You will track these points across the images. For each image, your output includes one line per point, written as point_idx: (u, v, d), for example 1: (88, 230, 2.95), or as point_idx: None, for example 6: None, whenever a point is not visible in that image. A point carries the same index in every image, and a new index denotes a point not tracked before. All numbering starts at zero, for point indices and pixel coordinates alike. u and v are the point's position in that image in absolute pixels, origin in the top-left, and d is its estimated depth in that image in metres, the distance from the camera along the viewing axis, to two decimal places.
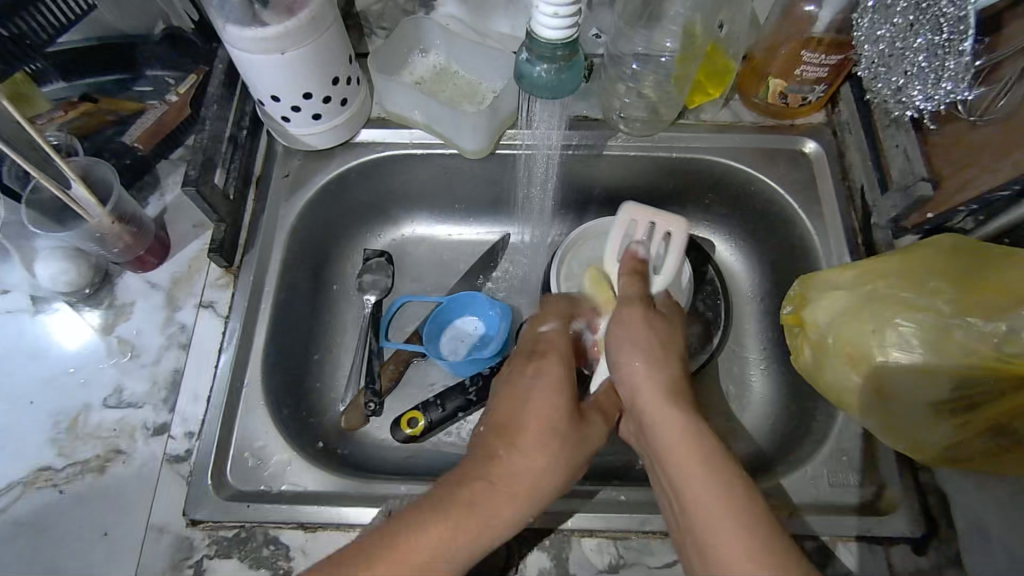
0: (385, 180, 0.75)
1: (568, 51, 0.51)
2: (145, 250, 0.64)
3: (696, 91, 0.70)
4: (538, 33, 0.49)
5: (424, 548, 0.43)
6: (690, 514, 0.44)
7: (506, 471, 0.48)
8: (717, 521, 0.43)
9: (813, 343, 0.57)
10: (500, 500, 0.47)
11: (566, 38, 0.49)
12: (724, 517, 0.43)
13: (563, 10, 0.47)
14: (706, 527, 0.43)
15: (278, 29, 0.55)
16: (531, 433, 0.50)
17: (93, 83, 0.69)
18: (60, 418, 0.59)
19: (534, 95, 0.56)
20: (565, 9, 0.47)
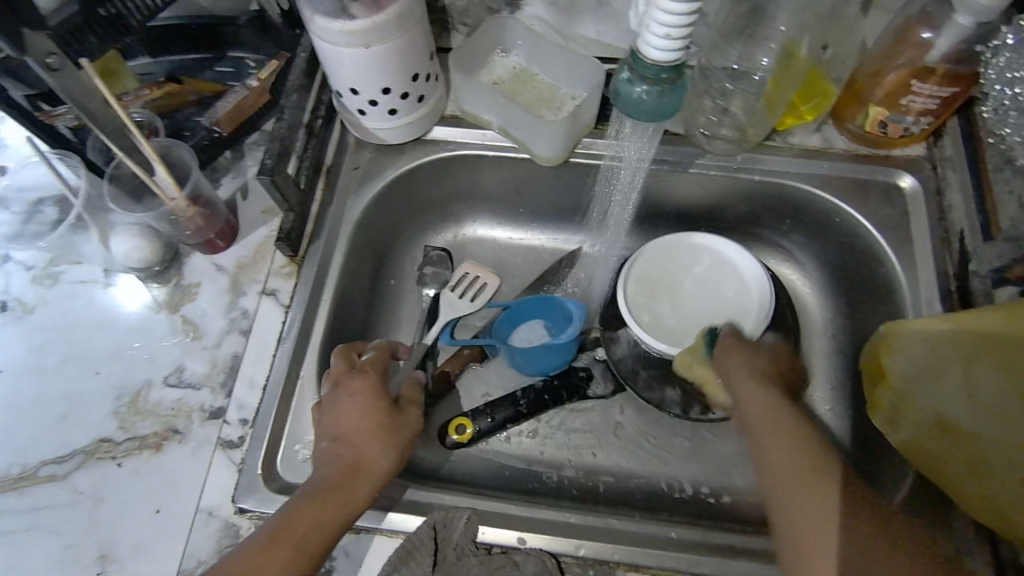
0: (452, 179, 0.74)
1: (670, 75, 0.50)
2: (215, 233, 0.64)
3: (789, 114, 0.66)
4: (644, 53, 0.47)
5: (300, 532, 0.47)
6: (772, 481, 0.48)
7: (367, 467, 0.52)
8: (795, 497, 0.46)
9: (895, 396, 0.54)
10: (355, 485, 0.51)
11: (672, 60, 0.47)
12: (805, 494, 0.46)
13: (675, 33, 0.44)
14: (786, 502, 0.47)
15: (366, 23, 0.54)
16: (364, 431, 0.54)
17: (177, 61, 0.71)
18: (123, 392, 0.60)
19: (630, 116, 0.55)
20: (677, 31, 0.44)
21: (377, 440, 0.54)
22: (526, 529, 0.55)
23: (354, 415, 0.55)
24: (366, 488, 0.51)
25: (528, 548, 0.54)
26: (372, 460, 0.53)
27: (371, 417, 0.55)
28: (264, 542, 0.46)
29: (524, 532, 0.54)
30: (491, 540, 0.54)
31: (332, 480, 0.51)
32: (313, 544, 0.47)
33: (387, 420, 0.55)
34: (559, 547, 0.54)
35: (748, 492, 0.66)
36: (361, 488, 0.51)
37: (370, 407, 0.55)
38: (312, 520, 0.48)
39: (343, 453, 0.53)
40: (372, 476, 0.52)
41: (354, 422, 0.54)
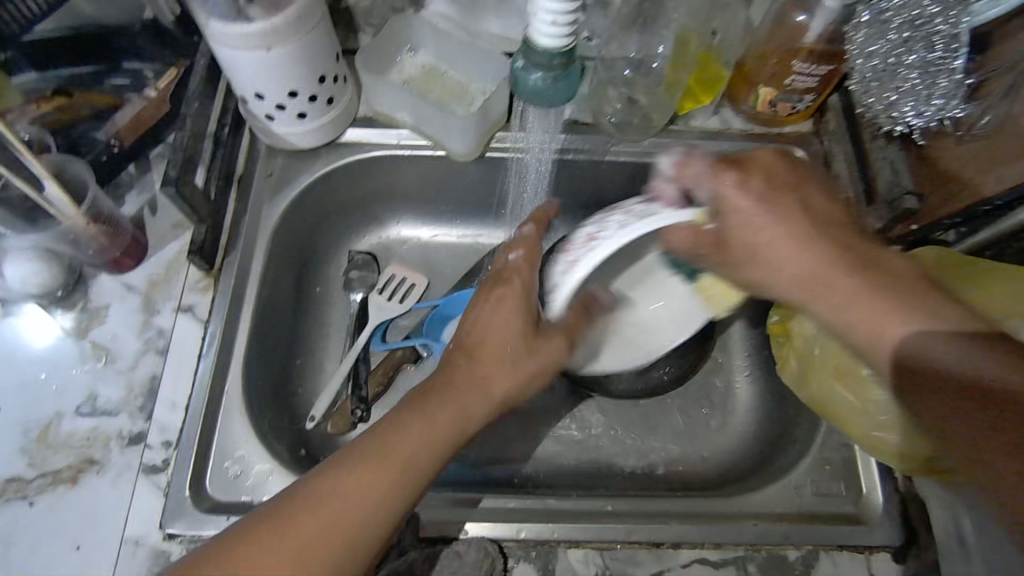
0: (370, 181, 0.74)
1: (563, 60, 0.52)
2: (121, 251, 0.61)
3: (687, 98, 0.70)
4: (534, 39, 0.49)
5: (385, 465, 0.44)
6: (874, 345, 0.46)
7: (471, 397, 0.49)
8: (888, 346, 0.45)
9: (801, 354, 0.59)
10: (468, 405, 0.49)
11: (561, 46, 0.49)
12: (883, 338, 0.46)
13: (561, 19, 0.47)
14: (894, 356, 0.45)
15: (264, 26, 0.54)
16: (497, 352, 0.51)
17: (65, 74, 0.67)
18: (30, 426, 0.57)
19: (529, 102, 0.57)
20: (563, 18, 0.47)
21: (506, 365, 0.51)
22: (467, 519, 0.55)
23: (497, 329, 0.51)
24: (484, 405, 0.50)
25: (469, 537, 0.54)
26: (474, 407, 0.49)
27: (503, 334, 0.51)
28: (369, 450, 0.44)
29: (465, 522, 0.55)
30: (433, 534, 0.54)
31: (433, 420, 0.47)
32: (414, 470, 0.45)
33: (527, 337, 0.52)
34: (501, 532, 0.54)
35: (680, 460, 0.69)
36: (478, 406, 0.49)
37: (513, 322, 0.52)
38: (423, 440, 0.46)
39: (450, 370, 0.51)
40: (491, 399, 0.50)
41: (489, 333, 0.51)
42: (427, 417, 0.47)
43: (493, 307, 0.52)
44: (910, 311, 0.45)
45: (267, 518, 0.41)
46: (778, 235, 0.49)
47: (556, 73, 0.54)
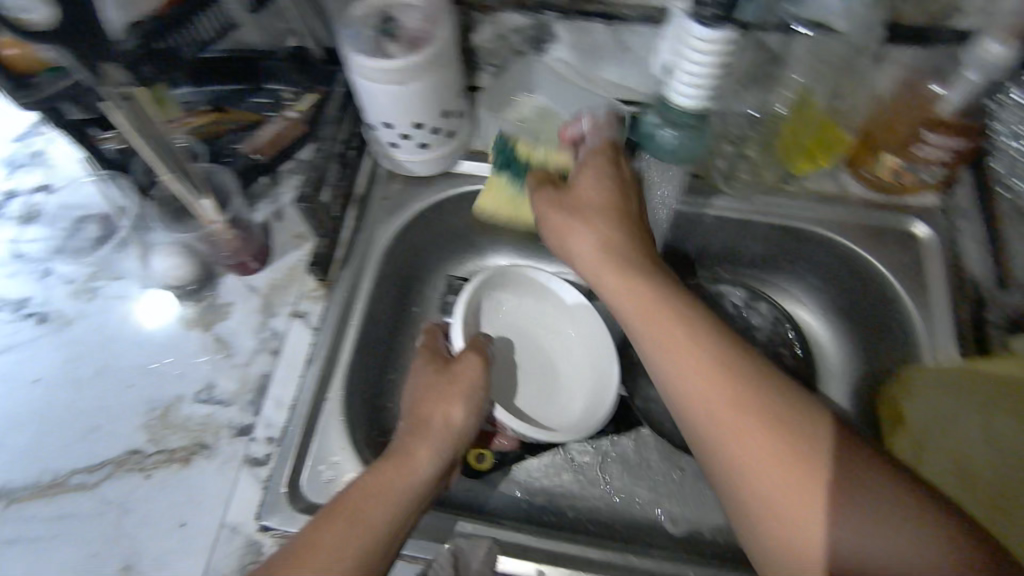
0: (477, 211, 0.77)
1: (692, 121, 0.63)
2: (250, 255, 0.67)
3: (806, 159, 0.68)
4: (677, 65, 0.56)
5: (336, 538, 0.47)
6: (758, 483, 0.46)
7: (418, 453, 0.55)
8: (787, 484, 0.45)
9: (914, 442, 0.58)
10: (405, 472, 0.53)
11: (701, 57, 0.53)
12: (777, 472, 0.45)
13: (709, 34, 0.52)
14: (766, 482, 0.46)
15: (402, 63, 0.58)
16: (437, 398, 0.59)
17: (215, 91, 0.74)
18: (154, 406, 0.62)
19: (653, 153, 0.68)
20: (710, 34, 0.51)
21: (452, 406, 0.59)
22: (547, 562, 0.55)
23: (423, 388, 0.60)
24: (430, 462, 0.55)
25: None
26: (419, 462, 0.54)
27: (431, 387, 0.60)
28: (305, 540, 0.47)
29: (543, 564, 0.55)
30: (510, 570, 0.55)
31: (380, 479, 0.52)
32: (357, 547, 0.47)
33: (443, 377, 0.60)
34: None
35: None
36: (420, 463, 0.54)
37: (431, 377, 0.61)
38: (365, 510, 0.49)
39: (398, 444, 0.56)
40: (434, 455, 0.55)
41: (430, 395, 0.59)
42: (372, 479, 0.51)
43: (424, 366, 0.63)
44: (780, 428, 0.46)
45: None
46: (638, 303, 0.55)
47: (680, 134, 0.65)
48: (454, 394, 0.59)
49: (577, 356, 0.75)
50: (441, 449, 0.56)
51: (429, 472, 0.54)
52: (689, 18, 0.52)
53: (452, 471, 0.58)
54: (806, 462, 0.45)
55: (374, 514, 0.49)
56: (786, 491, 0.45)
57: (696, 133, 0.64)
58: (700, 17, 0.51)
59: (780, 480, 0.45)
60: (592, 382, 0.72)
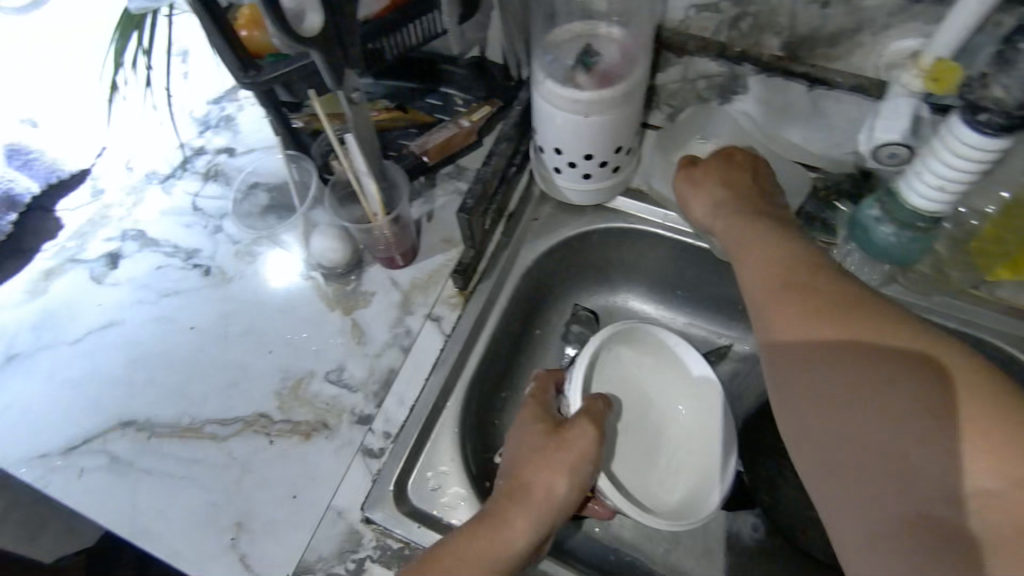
0: (620, 247, 0.75)
1: (921, 222, 0.58)
2: (400, 252, 0.69)
3: (1007, 267, 0.61)
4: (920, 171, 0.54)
5: None
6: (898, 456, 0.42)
7: (519, 519, 0.53)
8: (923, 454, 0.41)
9: None
10: (503, 537, 0.52)
11: (966, 166, 0.51)
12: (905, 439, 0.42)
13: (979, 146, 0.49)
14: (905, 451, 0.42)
15: (591, 95, 0.58)
16: (544, 464, 0.57)
17: (394, 87, 0.76)
18: (288, 376, 0.65)
19: (866, 251, 0.63)
20: (982, 146, 0.49)
21: (557, 478, 0.56)
22: None
23: (527, 447, 0.58)
24: (527, 529, 0.53)
25: None
26: (514, 536, 0.52)
27: (537, 453, 0.58)
28: None
29: None
30: None
31: (470, 548, 0.50)
32: None
33: (551, 442, 0.58)
34: None
35: None
36: (519, 529, 0.53)
37: (537, 437, 0.59)
38: (459, 568, 0.49)
39: (500, 501, 0.55)
40: (532, 524, 0.54)
41: (537, 459, 0.57)
42: (463, 545, 0.51)
43: (531, 422, 0.60)
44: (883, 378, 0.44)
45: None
46: (760, 265, 0.53)
47: (908, 233, 0.59)
48: (563, 467, 0.57)
49: (687, 436, 0.71)
50: (540, 523, 0.54)
51: (524, 542, 0.53)
52: (960, 120, 0.50)
53: (546, 544, 0.56)
54: (931, 412, 0.42)
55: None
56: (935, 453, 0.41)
57: (921, 237, 0.60)
58: (977, 121, 0.48)
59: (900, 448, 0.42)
60: (703, 469, 0.68)
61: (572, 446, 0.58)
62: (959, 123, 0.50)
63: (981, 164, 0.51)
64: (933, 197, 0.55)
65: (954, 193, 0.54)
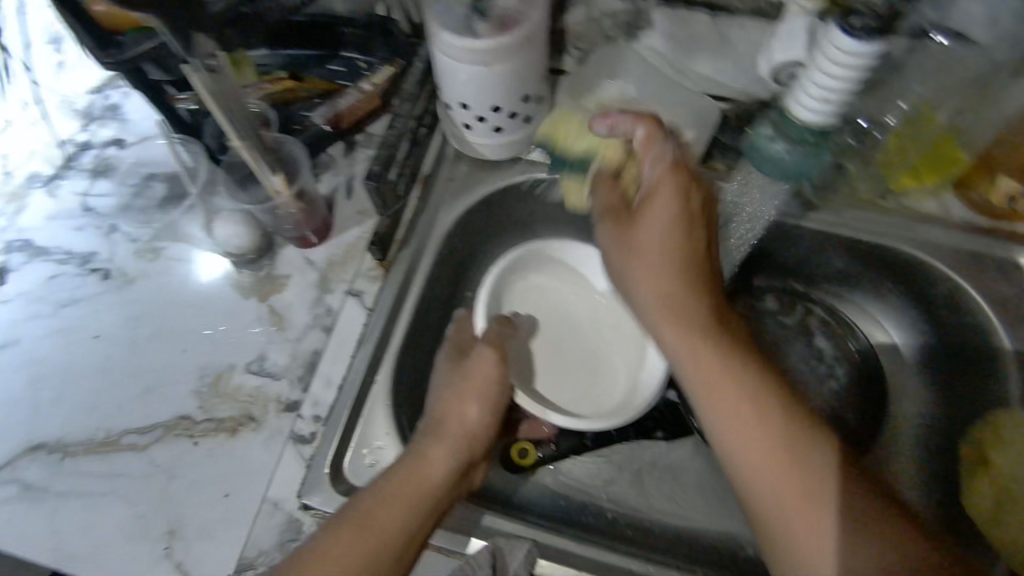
0: (542, 198, 0.73)
1: (810, 137, 0.59)
2: (311, 229, 0.65)
3: (910, 175, 0.62)
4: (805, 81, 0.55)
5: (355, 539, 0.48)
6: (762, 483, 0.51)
7: (440, 449, 0.54)
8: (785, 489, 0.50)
9: (995, 483, 0.54)
10: (425, 467, 0.53)
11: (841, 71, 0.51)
12: (781, 466, 0.50)
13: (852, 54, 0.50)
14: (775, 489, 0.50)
15: (491, 44, 0.54)
16: (459, 392, 0.58)
17: (291, 56, 0.72)
18: (207, 373, 0.62)
19: (760, 168, 0.64)
20: (854, 54, 0.50)
21: (471, 401, 0.58)
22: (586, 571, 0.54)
23: (441, 386, 0.59)
24: (448, 455, 0.55)
25: None
26: (434, 466, 0.53)
27: (451, 386, 0.59)
28: (331, 525, 0.49)
29: (582, 572, 0.54)
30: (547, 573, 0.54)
31: (392, 486, 0.51)
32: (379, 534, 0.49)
33: (460, 373, 0.59)
34: None
35: None
36: (439, 455, 0.54)
37: (451, 376, 0.60)
38: (385, 504, 0.50)
39: (422, 437, 0.56)
40: (453, 453, 0.55)
41: (450, 392, 0.58)
42: (386, 484, 0.51)
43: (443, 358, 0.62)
44: (775, 427, 0.51)
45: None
46: (663, 280, 0.57)
47: (799, 149, 0.61)
48: (470, 392, 0.58)
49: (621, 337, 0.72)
50: (456, 451, 0.55)
51: (446, 466, 0.54)
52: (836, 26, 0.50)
53: (473, 470, 0.57)
54: (805, 458, 0.50)
55: (385, 523, 0.49)
56: (796, 501, 0.49)
57: (812, 151, 0.61)
58: (849, 26, 0.49)
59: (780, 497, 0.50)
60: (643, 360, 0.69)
61: (482, 367, 0.59)
62: (834, 29, 0.50)
63: (859, 69, 0.51)
64: (814, 106, 0.56)
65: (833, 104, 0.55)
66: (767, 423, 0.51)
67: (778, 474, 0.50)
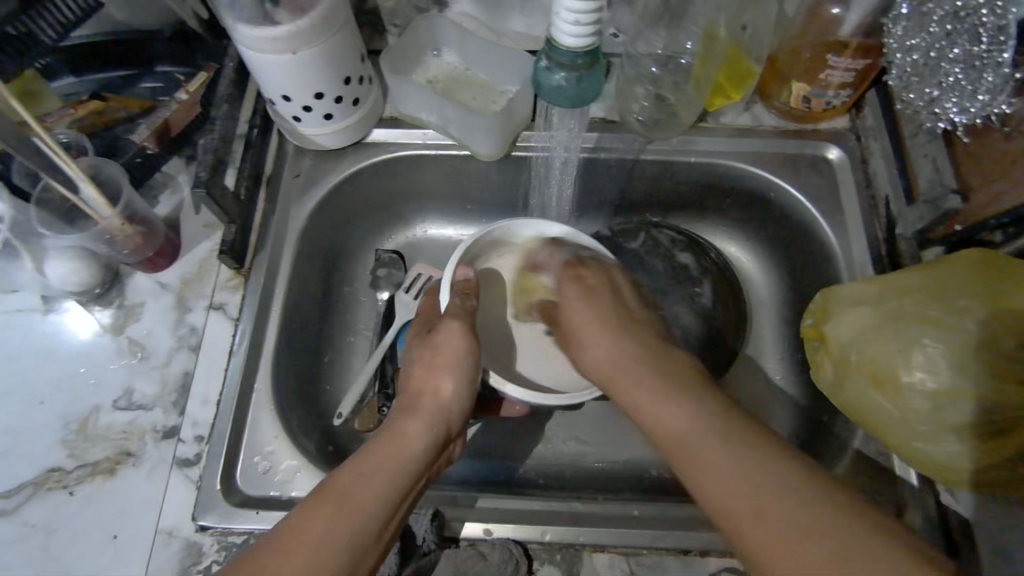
0: (395, 180, 0.74)
1: (584, 61, 0.53)
2: (155, 251, 0.63)
3: (716, 93, 0.68)
4: (557, 15, 0.49)
5: (318, 529, 0.42)
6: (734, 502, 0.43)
7: (413, 431, 0.52)
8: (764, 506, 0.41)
9: (835, 359, 0.58)
10: (402, 447, 0.50)
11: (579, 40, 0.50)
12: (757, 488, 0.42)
13: (583, 17, 0.48)
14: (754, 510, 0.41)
15: (290, 29, 0.54)
16: (438, 365, 0.57)
17: (101, 79, 0.69)
18: (70, 420, 0.59)
19: (553, 99, 0.58)
20: (584, 16, 0.48)
21: (448, 376, 0.57)
22: (492, 520, 0.55)
23: (416, 368, 0.58)
24: (425, 429, 0.53)
25: (495, 538, 0.54)
26: (410, 443, 0.51)
27: (426, 364, 0.58)
28: (284, 529, 0.42)
29: (490, 524, 0.55)
30: (461, 534, 0.55)
31: (368, 465, 0.48)
32: (343, 530, 0.43)
33: (431, 349, 0.58)
34: (526, 535, 0.54)
35: None
36: (416, 430, 0.53)
37: (424, 356, 0.59)
38: (365, 485, 0.46)
39: (395, 421, 0.54)
40: (429, 430, 0.53)
41: (428, 368, 0.57)
42: (360, 464, 0.48)
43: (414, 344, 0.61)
44: (754, 456, 0.44)
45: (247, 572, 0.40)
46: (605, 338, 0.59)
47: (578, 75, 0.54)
48: (443, 367, 0.57)
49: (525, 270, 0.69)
50: (433, 426, 0.54)
51: (424, 445, 0.52)
52: None
53: (445, 455, 0.55)
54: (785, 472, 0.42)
55: (362, 502, 0.45)
56: (791, 523, 0.40)
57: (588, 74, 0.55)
58: None
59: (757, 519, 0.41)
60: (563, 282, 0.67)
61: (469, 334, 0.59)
62: None
63: (596, 33, 0.50)
64: (575, 28, 0.49)
65: (595, 20, 0.49)
66: (711, 421, 0.47)
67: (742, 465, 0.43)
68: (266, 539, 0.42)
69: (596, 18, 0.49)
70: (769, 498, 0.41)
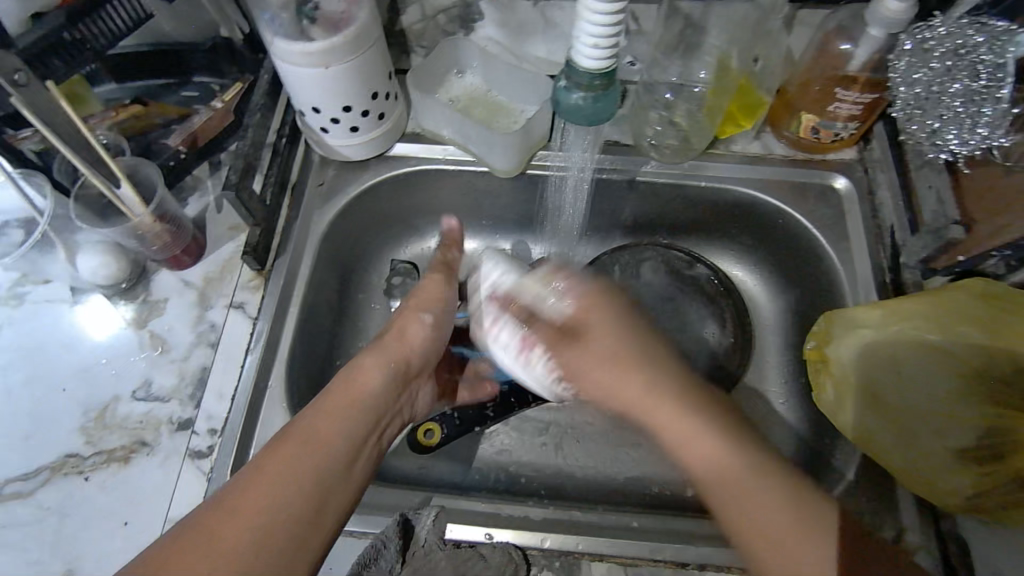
0: (413, 193, 0.76)
1: (602, 81, 0.56)
2: (182, 249, 0.66)
3: (727, 122, 0.71)
4: (577, 43, 0.53)
5: (277, 469, 0.46)
6: (741, 513, 0.45)
7: (366, 381, 0.56)
8: (760, 510, 0.45)
9: (836, 381, 0.59)
10: (353, 394, 0.54)
11: (600, 67, 0.54)
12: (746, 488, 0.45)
13: (602, 42, 0.51)
14: (746, 502, 0.45)
15: (325, 44, 0.57)
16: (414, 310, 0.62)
17: (143, 86, 0.73)
18: (90, 408, 0.61)
19: (569, 120, 0.61)
20: (603, 41, 0.51)
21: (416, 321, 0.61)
22: (493, 525, 0.56)
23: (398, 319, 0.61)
24: (381, 371, 0.57)
25: (495, 541, 0.55)
26: (367, 384, 0.56)
27: (401, 316, 0.62)
28: (246, 477, 0.46)
29: (491, 527, 0.56)
30: (460, 537, 0.55)
31: (328, 407, 0.52)
32: (300, 469, 0.47)
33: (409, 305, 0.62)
34: (525, 540, 0.55)
35: None
36: (373, 376, 0.56)
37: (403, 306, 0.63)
38: (321, 427, 0.50)
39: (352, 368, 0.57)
40: (387, 372, 0.57)
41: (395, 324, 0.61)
42: (321, 405, 0.52)
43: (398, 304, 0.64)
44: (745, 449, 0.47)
45: (213, 510, 0.44)
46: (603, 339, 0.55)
47: (597, 95, 0.57)
48: (416, 311, 0.62)
49: None
50: (391, 369, 0.58)
51: (378, 386, 0.56)
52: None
53: (409, 393, 0.59)
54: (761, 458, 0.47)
55: (321, 440, 0.49)
56: (779, 517, 0.44)
57: (608, 93, 0.57)
58: None
59: (752, 531, 0.45)
60: None
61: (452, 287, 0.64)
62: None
63: (615, 58, 0.54)
64: (595, 51, 0.52)
65: (612, 45, 0.52)
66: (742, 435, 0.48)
67: (755, 491, 0.45)
68: (238, 473, 0.47)
69: (616, 40, 0.52)
70: (745, 488, 0.45)
